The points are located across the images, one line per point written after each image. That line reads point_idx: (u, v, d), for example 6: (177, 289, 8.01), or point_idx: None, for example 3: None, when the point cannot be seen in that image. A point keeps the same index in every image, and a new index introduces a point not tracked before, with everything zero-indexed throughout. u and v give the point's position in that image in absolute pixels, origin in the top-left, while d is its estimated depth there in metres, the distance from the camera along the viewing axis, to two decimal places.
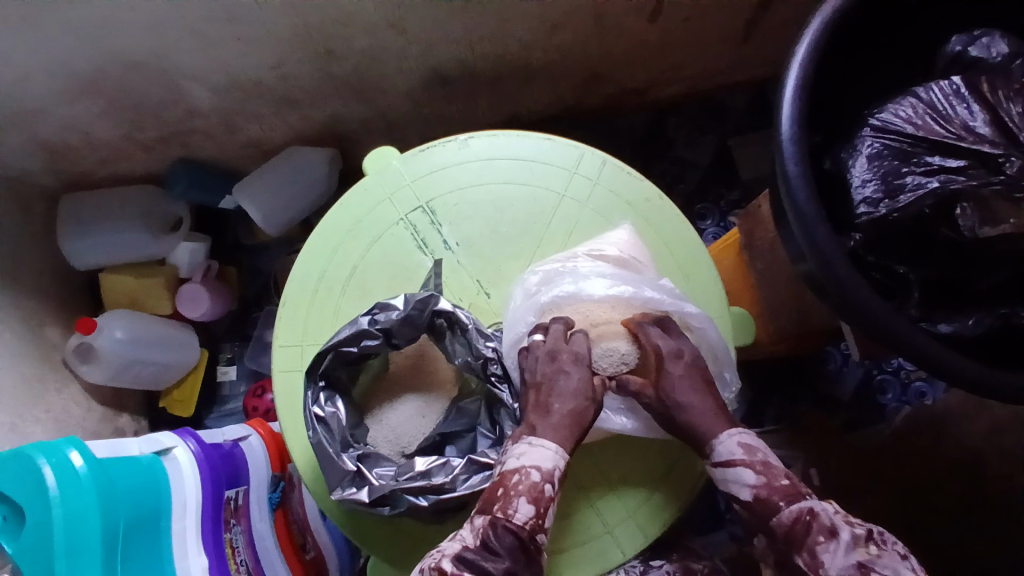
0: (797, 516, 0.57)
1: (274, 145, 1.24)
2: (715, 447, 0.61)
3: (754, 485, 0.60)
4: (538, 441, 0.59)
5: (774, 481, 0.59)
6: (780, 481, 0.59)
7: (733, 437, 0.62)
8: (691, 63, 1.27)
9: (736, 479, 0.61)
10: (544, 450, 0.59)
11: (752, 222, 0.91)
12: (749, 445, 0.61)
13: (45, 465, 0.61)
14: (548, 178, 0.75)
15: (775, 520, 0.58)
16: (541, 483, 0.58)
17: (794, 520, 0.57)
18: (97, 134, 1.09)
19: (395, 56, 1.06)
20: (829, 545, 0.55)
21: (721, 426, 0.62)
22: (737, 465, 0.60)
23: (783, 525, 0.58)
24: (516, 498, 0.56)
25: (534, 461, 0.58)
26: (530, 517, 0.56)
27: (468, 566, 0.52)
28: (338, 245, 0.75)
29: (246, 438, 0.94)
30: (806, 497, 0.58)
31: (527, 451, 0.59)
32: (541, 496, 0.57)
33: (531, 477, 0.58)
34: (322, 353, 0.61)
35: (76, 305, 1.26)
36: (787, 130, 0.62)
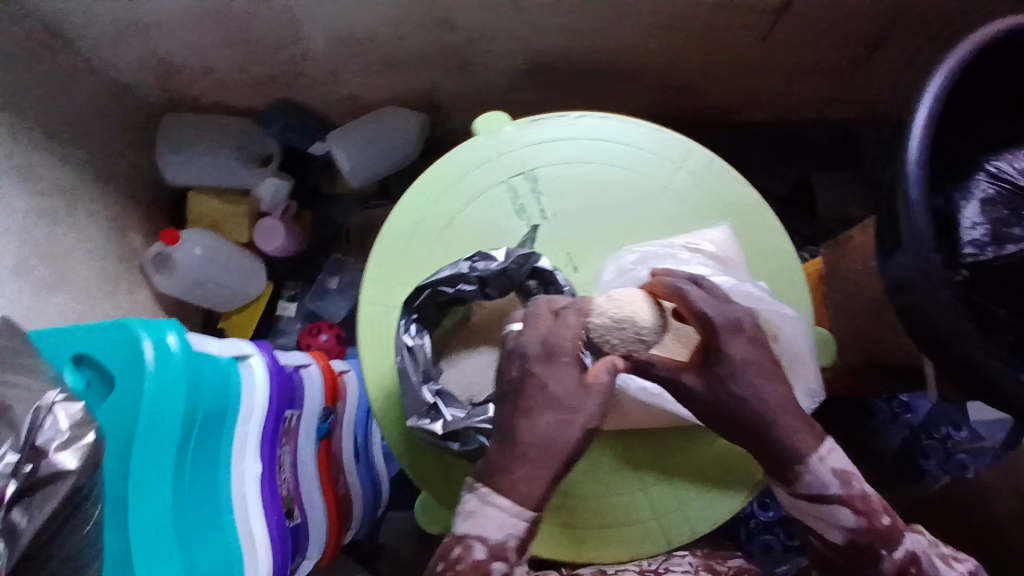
0: (900, 560, 0.62)
1: (371, 102, 1.28)
2: (807, 478, 0.62)
3: (855, 528, 0.62)
4: (488, 504, 0.57)
5: (872, 520, 0.62)
6: (882, 521, 0.62)
7: (826, 464, 0.62)
8: (789, 92, 1.27)
9: (832, 518, 0.63)
10: (487, 524, 0.56)
11: (839, 252, 0.91)
12: (842, 475, 0.63)
13: (146, 340, 0.64)
14: (652, 167, 0.77)
15: (881, 564, 0.62)
16: (485, 559, 0.56)
17: (902, 565, 0.61)
18: (212, 61, 1.15)
19: (506, 34, 1.09)
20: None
21: (817, 451, 0.62)
22: (834, 503, 0.62)
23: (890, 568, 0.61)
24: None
25: (479, 532, 0.56)
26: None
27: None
28: (439, 196, 0.78)
29: (307, 366, 0.98)
30: (906, 539, 0.62)
31: (473, 512, 0.57)
32: (484, 572, 0.56)
33: (475, 553, 0.57)
34: (421, 287, 0.64)
35: (159, 218, 1.32)
36: (912, 157, 0.63)
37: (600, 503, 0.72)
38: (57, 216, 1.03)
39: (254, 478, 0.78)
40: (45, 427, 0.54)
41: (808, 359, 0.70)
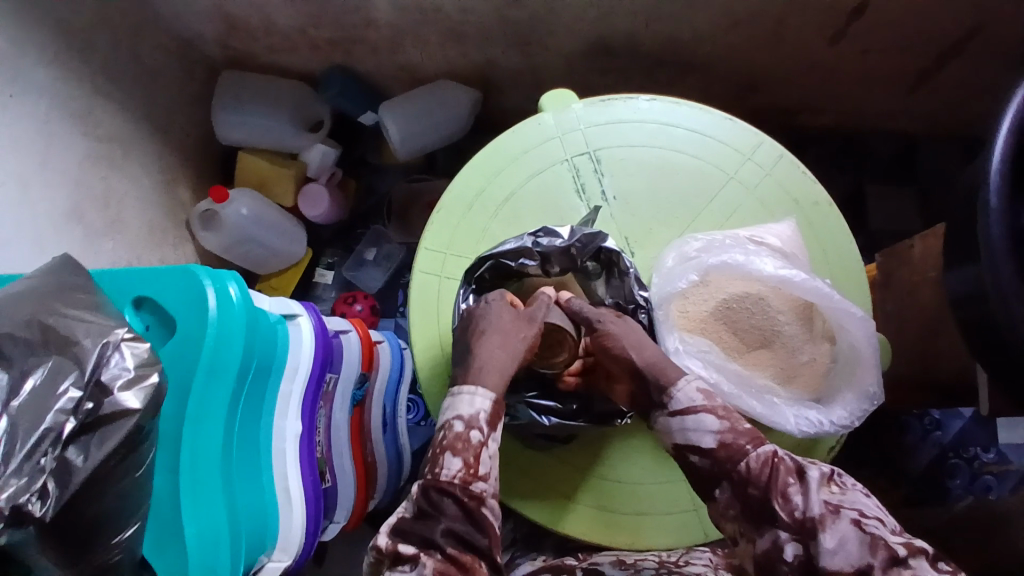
0: (763, 459, 0.55)
1: (426, 74, 1.28)
2: (672, 395, 0.61)
3: (719, 432, 0.58)
4: (456, 391, 0.61)
5: (737, 426, 0.58)
6: (742, 426, 0.58)
7: (690, 380, 0.62)
8: (851, 97, 1.24)
9: (697, 425, 0.59)
10: (462, 398, 0.60)
11: (897, 261, 0.89)
12: (705, 390, 0.62)
13: (209, 287, 0.64)
14: (720, 157, 0.76)
15: (743, 466, 0.56)
16: (466, 431, 0.59)
17: (760, 464, 0.55)
18: (275, 21, 1.15)
19: (572, 14, 1.08)
20: (796, 487, 0.53)
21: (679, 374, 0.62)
22: (698, 411, 0.60)
23: (750, 469, 0.55)
24: (444, 454, 0.58)
25: (456, 409, 0.60)
26: (459, 468, 0.56)
27: (405, 540, 0.54)
28: (500, 170, 0.78)
29: (347, 332, 0.98)
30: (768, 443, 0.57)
31: (452, 403, 0.61)
32: (467, 442, 0.58)
33: (455, 427, 0.59)
34: (483, 258, 0.65)
35: (208, 174, 1.33)
36: (995, 163, 0.61)
37: (633, 490, 0.72)
38: (112, 162, 1.05)
39: (294, 436, 0.79)
40: (110, 363, 0.55)
41: (868, 364, 0.68)
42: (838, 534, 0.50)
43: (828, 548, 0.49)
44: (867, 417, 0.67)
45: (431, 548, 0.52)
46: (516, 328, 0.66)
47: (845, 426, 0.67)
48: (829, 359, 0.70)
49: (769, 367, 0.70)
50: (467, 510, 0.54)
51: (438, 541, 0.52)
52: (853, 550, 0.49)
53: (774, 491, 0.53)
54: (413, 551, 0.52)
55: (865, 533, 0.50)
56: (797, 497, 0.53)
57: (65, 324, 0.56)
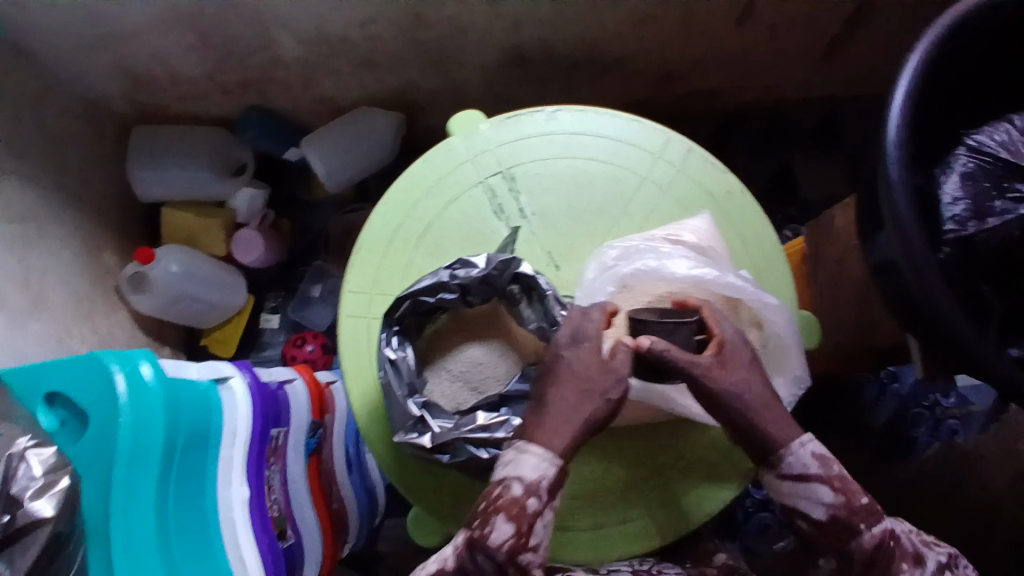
0: (879, 540, 0.58)
1: (345, 104, 1.25)
2: (787, 458, 0.60)
3: (832, 506, 0.59)
4: (523, 449, 0.57)
5: (853, 502, 0.59)
6: (859, 501, 0.59)
7: (804, 445, 0.60)
8: (769, 74, 1.26)
9: (811, 495, 0.59)
10: (528, 458, 0.57)
11: (822, 235, 0.90)
12: (822, 457, 0.60)
13: (118, 372, 0.63)
14: (631, 160, 0.76)
15: (857, 542, 0.58)
16: (521, 498, 0.55)
17: (877, 545, 0.58)
18: (180, 70, 1.11)
19: (480, 29, 1.07)
20: (916, 572, 0.58)
21: (794, 437, 0.60)
22: (812, 480, 0.59)
23: (864, 549, 0.58)
24: (495, 517, 0.55)
25: (517, 472, 0.56)
26: (510, 539, 0.54)
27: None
28: (415, 201, 0.76)
29: (291, 381, 0.96)
30: (886, 520, 0.59)
31: (513, 461, 0.57)
32: (524, 512, 0.55)
33: (511, 491, 0.56)
34: (400, 299, 0.62)
35: (133, 234, 1.29)
36: (892, 136, 0.61)
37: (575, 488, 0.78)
38: (28, 239, 1.00)
39: (243, 502, 0.76)
40: (19, 475, 0.58)
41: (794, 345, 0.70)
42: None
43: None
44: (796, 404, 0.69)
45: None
46: (600, 373, 0.59)
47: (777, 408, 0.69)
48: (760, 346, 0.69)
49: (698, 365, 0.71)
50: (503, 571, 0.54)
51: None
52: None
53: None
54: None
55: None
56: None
57: None
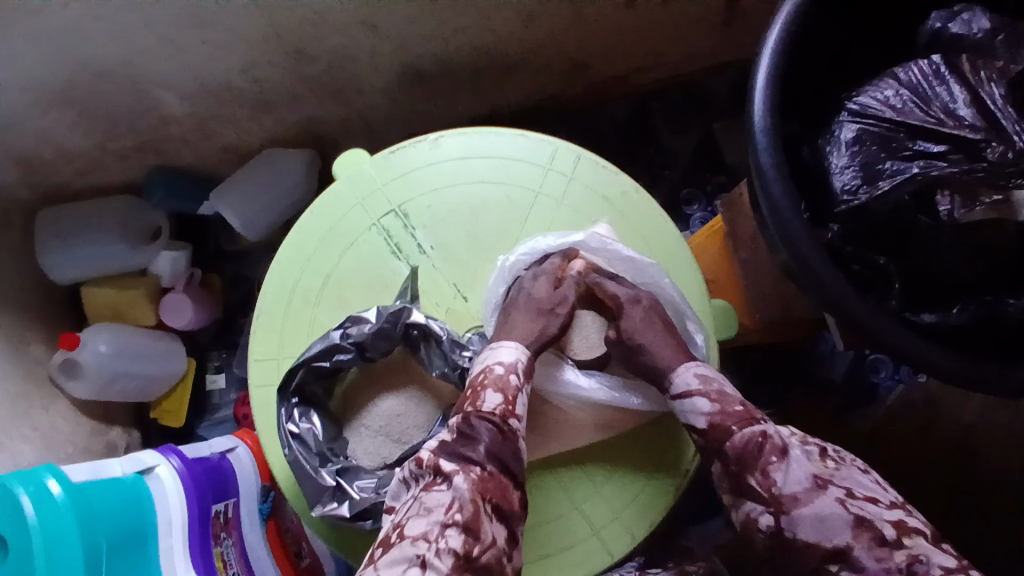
0: (749, 439, 0.63)
1: (251, 150, 1.22)
2: (673, 379, 0.68)
3: (709, 414, 0.65)
4: (498, 344, 0.65)
5: (727, 408, 0.65)
6: (733, 408, 0.65)
7: (688, 367, 0.68)
8: (673, 48, 1.24)
9: (693, 408, 0.67)
10: (505, 348, 0.65)
11: (734, 211, 0.90)
12: (702, 376, 0.68)
13: (23, 493, 0.61)
14: (523, 176, 0.75)
15: (728, 444, 0.63)
16: (506, 375, 0.63)
17: (746, 442, 0.63)
18: (70, 147, 1.07)
19: (368, 54, 1.04)
20: (785, 465, 0.62)
21: (677, 360, 0.69)
22: (694, 395, 0.67)
23: (736, 448, 0.63)
24: (483, 390, 0.61)
25: (496, 358, 0.64)
26: (500, 403, 0.60)
27: (449, 457, 0.56)
28: (309, 255, 0.73)
29: (233, 450, 0.93)
30: (759, 421, 0.64)
31: (491, 354, 0.65)
32: (507, 386, 0.62)
33: (495, 370, 0.63)
34: (294, 368, 0.62)
35: (59, 320, 1.24)
36: (760, 119, 0.61)
37: (543, 526, 0.73)
38: None
39: None
40: None
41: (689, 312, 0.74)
42: (816, 506, 0.59)
43: (805, 520, 0.59)
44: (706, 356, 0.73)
45: (471, 463, 0.56)
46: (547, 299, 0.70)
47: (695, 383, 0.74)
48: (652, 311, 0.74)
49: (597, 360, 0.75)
50: (502, 434, 0.58)
51: (482, 461, 0.56)
52: (837, 524, 0.59)
53: (758, 469, 0.62)
54: (453, 469, 0.55)
55: (849, 512, 0.59)
56: (780, 473, 0.61)
57: None
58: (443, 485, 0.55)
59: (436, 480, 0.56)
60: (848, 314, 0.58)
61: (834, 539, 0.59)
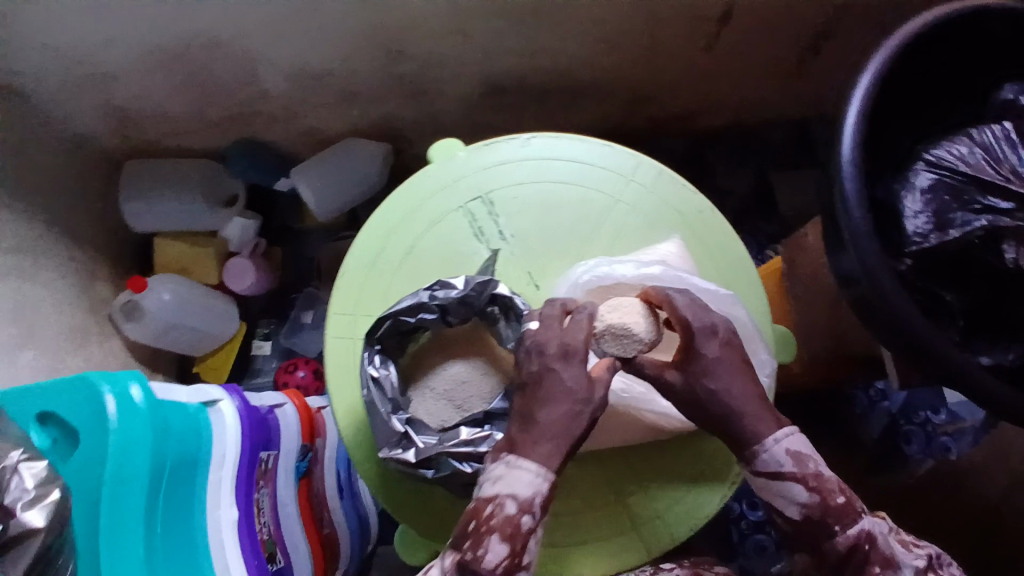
0: (854, 542, 0.61)
1: (331, 135, 1.29)
2: (761, 456, 0.63)
3: (806, 505, 0.62)
4: (514, 465, 0.59)
5: (828, 501, 0.62)
6: (835, 500, 0.62)
7: (781, 443, 0.63)
8: (738, 97, 1.30)
9: (785, 493, 0.63)
10: (521, 477, 0.58)
11: (795, 249, 0.93)
12: (795, 455, 0.63)
13: (108, 393, 0.63)
14: (604, 182, 0.79)
15: (829, 544, 0.62)
16: (517, 516, 0.57)
17: (850, 548, 0.61)
18: (170, 107, 1.15)
19: (457, 60, 1.11)
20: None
21: (769, 433, 0.64)
22: (787, 480, 0.63)
23: (839, 550, 0.62)
24: (488, 535, 0.56)
25: (510, 491, 0.58)
26: (504, 557, 0.56)
27: None
28: (397, 226, 0.78)
29: (281, 405, 0.97)
30: (865, 520, 0.62)
31: (505, 479, 0.58)
32: (517, 529, 0.57)
33: (506, 509, 0.57)
34: (382, 319, 0.66)
35: (126, 266, 1.30)
36: (848, 153, 0.64)
37: (569, 519, 0.75)
38: (23, 271, 1.03)
39: (231, 524, 0.77)
40: (12, 486, 0.56)
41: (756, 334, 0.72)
42: None
43: None
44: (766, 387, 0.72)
45: None
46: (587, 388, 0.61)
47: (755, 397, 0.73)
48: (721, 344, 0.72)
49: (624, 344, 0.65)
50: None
51: None
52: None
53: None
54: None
55: None
56: None
57: None
58: None
59: None
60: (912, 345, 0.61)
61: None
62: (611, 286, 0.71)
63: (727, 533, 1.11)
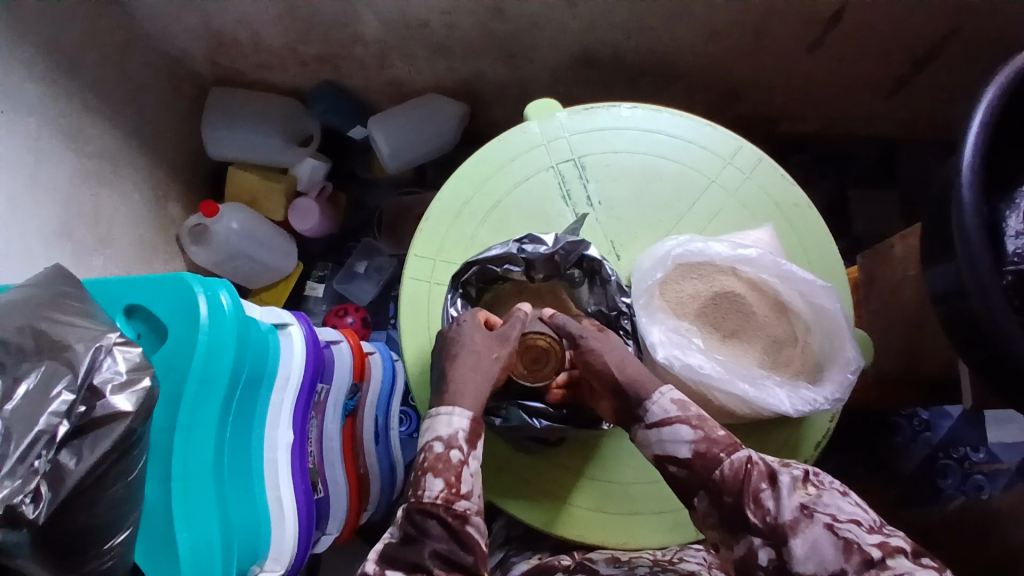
0: (737, 467, 0.58)
1: (414, 89, 1.30)
2: (648, 407, 0.63)
3: (694, 441, 0.60)
4: (436, 413, 0.63)
5: (711, 435, 0.60)
6: (716, 433, 0.60)
7: (664, 393, 0.63)
8: (829, 105, 1.27)
9: (674, 437, 0.61)
10: (442, 418, 0.62)
11: (877, 261, 0.91)
12: (680, 401, 0.63)
13: (200, 295, 0.63)
14: (701, 162, 0.78)
15: (718, 474, 0.58)
16: (445, 452, 0.60)
17: (738, 471, 0.58)
18: (266, 38, 1.16)
19: (555, 27, 1.10)
20: (773, 493, 0.57)
21: (654, 386, 0.64)
22: (674, 422, 0.61)
23: (728, 479, 0.58)
24: (425, 475, 0.60)
25: (434, 432, 0.62)
26: (441, 490, 0.59)
27: (392, 565, 0.56)
28: (487, 178, 0.79)
29: (337, 342, 0.99)
30: (742, 447, 0.60)
31: (429, 426, 0.63)
32: (446, 463, 0.60)
33: (435, 449, 0.61)
34: (469, 263, 0.68)
35: (197, 191, 1.33)
36: (968, 158, 0.63)
37: (617, 490, 0.74)
38: (105, 177, 1.05)
39: (286, 445, 0.78)
40: (103, 367, 0.56)
41: (845, 330, 0.70)
42: (810, 537, 0.54)
43: (798, 553, 0.54)
44: (849, 386, 0.68)
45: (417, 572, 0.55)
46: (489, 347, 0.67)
47: (839, 399, 0.68)
48: (801, 335, 0.72)
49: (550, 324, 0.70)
50: (450, 531, 0.57)
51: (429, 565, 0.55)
52: (826, 553, 0.53)
53: (751, 501, 0.57)
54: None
55: (838, 538, 0.54)
56: (773, 502, 0.56)
57: (60, 329, 0.57)
58: None
59: None
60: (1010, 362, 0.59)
61: (829, 565, 0.53)
62: (701, 262, 0.72)
63: None
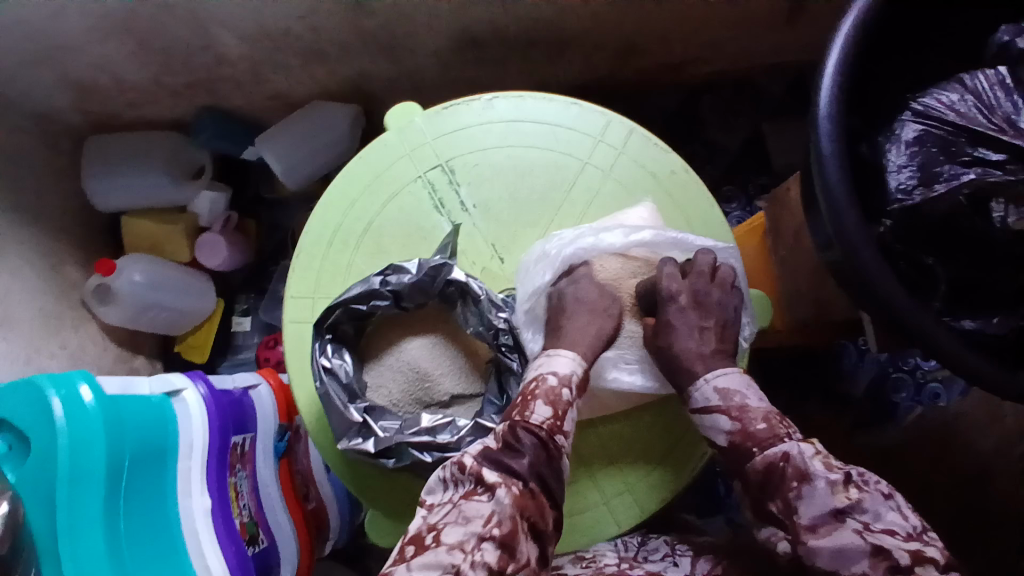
0: (770, 463, 0.61)
1: (299, 99, 1.22)
2: (692, 394, 0.67)
3: (730, 432, 0.64)
4: (554, 354, 0.66)
5: (748, 429, 0.63)
6: (756, 427, 0.63)
7: (708, 381, 0.67)
8: (731, 42, 1.21)
9: (713, 425, 0.66)
10: (563, 358, 0.65)
11: (780, 207, 0.89)
12: (723, 391, 0.66)
13: (54, 396, 0.61)
14: (572, 145, 0.77)
15: (750, 466, 0.62)
16: (558, 388, 0.63)
17: (768, 467, 0.61)
18: (127, 77, 1.08)
19: (425, 13, 1.02)
20: (804, 491, 0.58)
21: (698, 374, 0.68)
22: (713, 412, 0.65)
23: (757, 472, 0.61)
24: (534, 401, 0.61)
25: (551, 368, 0.64)
26: (548, 417, 0.60)
27: (495, 466, 0.56)
28: (353, 201, 0.75)
29: (256, 386, 0.96)
30: (782, 442, 0.61)
31: (547, 361, 0.66)
32: (559, 399, 0.62)
33: (549, 381, 0.63)
34: (332, 307, 0.66)
35: (98, 246, 1.27)
36: (825, 106, 0.60)
37: None
38: None
39: (206, 512, 0.76)
40: None
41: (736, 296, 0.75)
42: (832, 539, 0.55)
43: (817, 553, 0.56)
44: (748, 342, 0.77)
45: (515, 476, 0.55)
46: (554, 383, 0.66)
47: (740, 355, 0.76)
48: None
49: (447, 364, 0.71)
50: (547, 451, 0.58)
51: (524, 475, 0.55)
52: (851, 556, 0.54)
53: (775, 494, 0.60)
54: (497, 480, 0.54)
55: (865, 541, 0.54)
56: (799, 501, 0.58)
57: None
58: (486, 496, 0.54)
59: (478, 489, 0.55)
60: (892, 311, 0.57)
61: (851, 567, 0.54)
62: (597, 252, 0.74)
63: (716, 489, 1.12)
